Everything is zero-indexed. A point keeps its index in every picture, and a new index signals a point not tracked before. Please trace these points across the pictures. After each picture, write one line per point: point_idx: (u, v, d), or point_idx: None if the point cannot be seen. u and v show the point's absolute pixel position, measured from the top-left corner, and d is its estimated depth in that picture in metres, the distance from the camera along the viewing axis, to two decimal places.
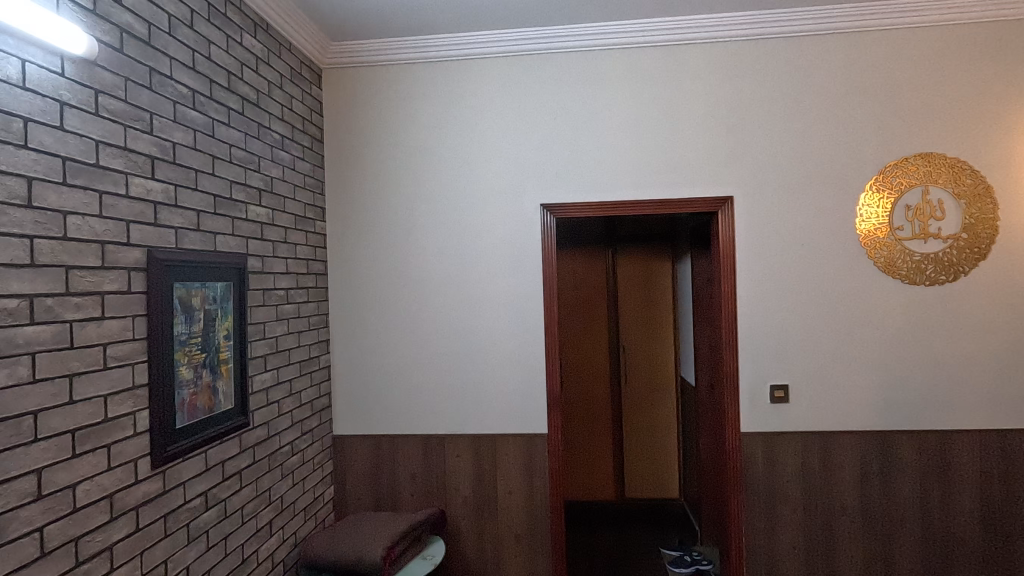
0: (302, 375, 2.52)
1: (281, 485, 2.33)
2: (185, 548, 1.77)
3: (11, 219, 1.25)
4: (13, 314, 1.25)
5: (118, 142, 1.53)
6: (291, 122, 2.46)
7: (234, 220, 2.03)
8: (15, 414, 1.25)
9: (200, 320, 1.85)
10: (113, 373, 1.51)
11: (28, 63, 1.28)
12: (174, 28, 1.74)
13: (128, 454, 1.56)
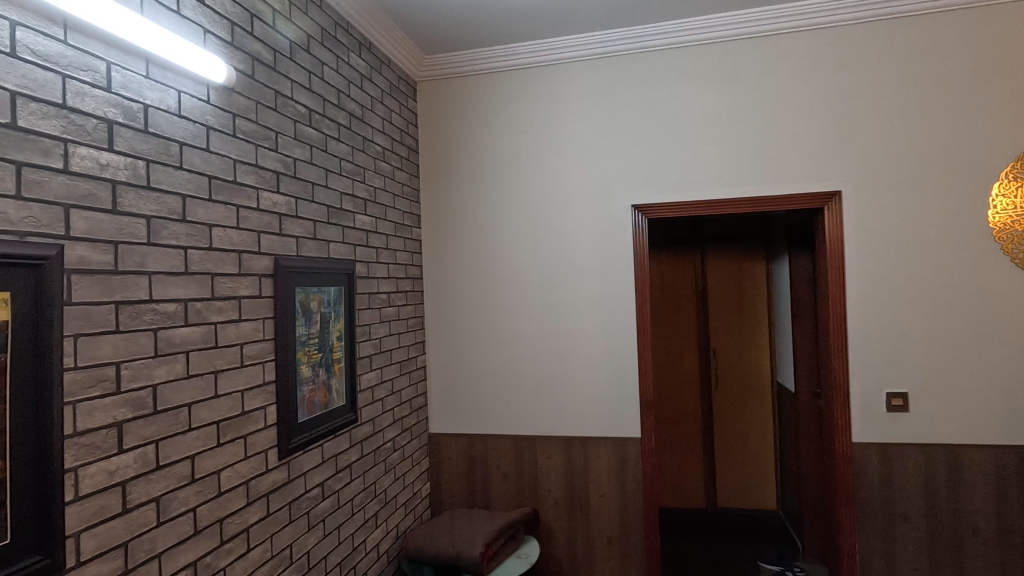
0: (401, 375, 2.64)
1: (385, 479, 2.46)
2: (306, 534, 1.91)
3: (171, 232, 1.40)
4: (172, 316, 1.40)
5: (250, 160, 1.68)
6: (390, 134, 2.59)
7: (344, 228, 2.17)
8: (173, 406, 1.40)
9: (317, 322, 1.99)
10: (248, 370, 1.66)
11: (183, 94, 1.44)
12: (294, 53, 1.89)
13: (260, 445, 1.70)
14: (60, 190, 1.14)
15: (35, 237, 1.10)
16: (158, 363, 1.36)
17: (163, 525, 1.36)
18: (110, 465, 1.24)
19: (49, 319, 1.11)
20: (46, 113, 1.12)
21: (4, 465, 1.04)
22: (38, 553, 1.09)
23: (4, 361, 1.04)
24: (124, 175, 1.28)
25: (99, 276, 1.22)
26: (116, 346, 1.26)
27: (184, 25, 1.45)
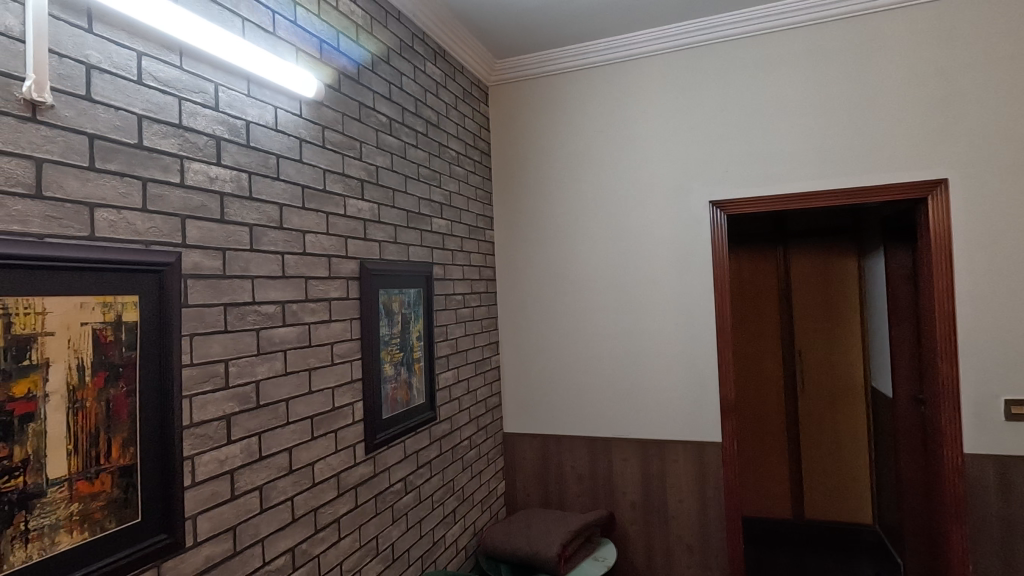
0: (477, 374, 2.69)
1: (462, 476, 2.51)
2: (390, 527, 1.98)
3: (271, 239, 1.51)
4: (271, 317, 1.51)
5: (338, 169, 1.77)
6: (464, 139, 2.64)
7: (422, 232, 2.24)
8: (273, 401, 1.50)
9: (399, 322, 2.07)
10: (338, 368, 1.75)
11: (279, 110, 1.55)
12: (375, 66, 1.97)
13: (350, 439, 1.79)
14: (177, 202, 1.26)
15: (157, 246, 1.21)
16: (260, 361, 1.46)
17: (265, 512, 1.46)
18: (221, 455, 1.34)
19: (170, 320, 1.22)
20: (166, 133, 1.24)
21: (135, 451, 1.16)
22: (162, 532, 1.20)
23: (134, 357, 1.16)
24: (230, 187, 1.39)
25: (211, 280, 1.33)
26: (225, 344, 1.36)
27: (279, 45, 1.56)
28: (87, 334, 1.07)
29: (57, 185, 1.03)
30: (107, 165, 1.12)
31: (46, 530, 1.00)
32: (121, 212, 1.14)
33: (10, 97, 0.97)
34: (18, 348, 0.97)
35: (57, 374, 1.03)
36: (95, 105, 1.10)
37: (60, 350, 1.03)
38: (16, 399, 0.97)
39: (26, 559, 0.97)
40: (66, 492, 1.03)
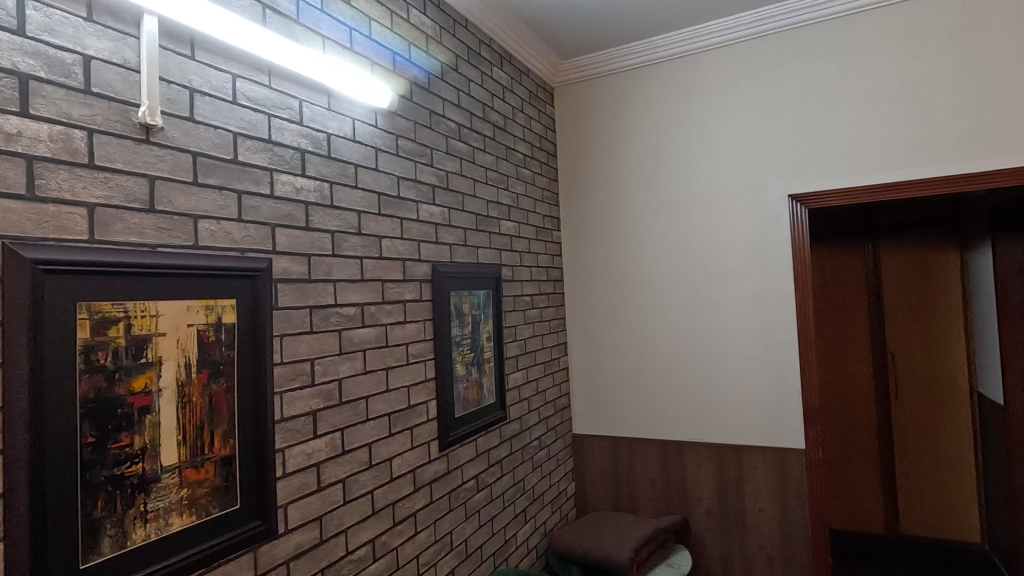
0: (546, 375, 2.70)
1: (533, 476, 2.53)
2: (464, 523, 2.03)
3: (350, 244, 1.59)
4: (352, 318, 1.58)
5: (411, 175, 1.83)
6: (530, 141, 2.66)
7: (491, 234, 2.28)
8: (354, 398, 1.58)
9: (470, 323, 2.11)
10: (413, 367, 1.81)
11: (357, 121, 1.63)
12: (445, 73, 2.03)
13: (424, 437, 1.85)
14: (268, 212, 1.35)
15: (251, 253, 1.30)
16: (342, 360, 1.54)
17: (348, 504, 1.54)
18: (308, 448, 1.43)
19: (263, 322, 1.31)
20: (257, 148, 1.33)
21: (234, 443, 1.25)
22: (258, 519, 1.29)
23: (233, 356, 1.25)
24: (314, 196, 1.48)
25: (298, 285, 1.42)
26: (310, 344, 1.45)
27: (356, 60, 1.64)
28: (193, 334, 1.17)
29: (166, 199, 1.14)
30: (208, 180, 1.22)
31: (161, 512, 1.10)
32: (220, 222, 1.24)
33: (128, 122, 1.08)
34: (136, 348, 1.08)
35: (168, 371, 1.13)
36: (198, 125, 1.20)
37: (171, 350, 1.13)
38: (136, 393, 1.07)
39: (145, 537, 1.07)
40: (177, 478, 1.14)
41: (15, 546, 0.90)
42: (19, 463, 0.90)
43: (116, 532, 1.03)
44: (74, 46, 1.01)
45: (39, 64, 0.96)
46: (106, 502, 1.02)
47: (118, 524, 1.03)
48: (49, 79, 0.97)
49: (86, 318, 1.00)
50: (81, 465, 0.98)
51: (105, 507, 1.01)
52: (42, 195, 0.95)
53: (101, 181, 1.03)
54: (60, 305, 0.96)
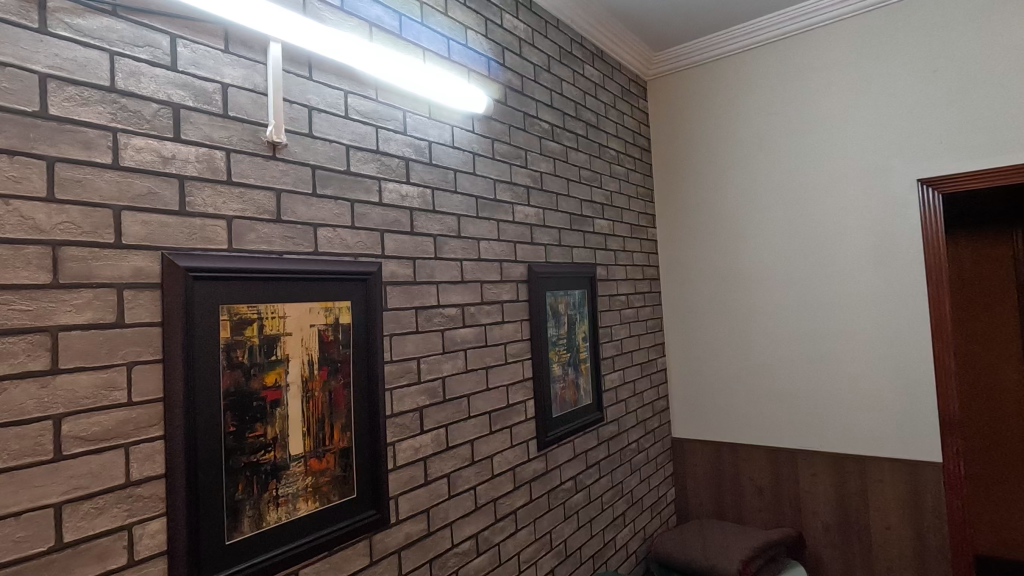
0: (643, 376, 2.63)
1: (631, 480, 2.47)
2: (563, 524, 2.02)
3: (451, 247, 1.64)
4: (453, 319, 1.64)
5: (506, 178, 1.86)
6: (624, 137, 2.62)
7: (585, 233, 2.26)
8: (457, 396, 1.63)
9: (565, 323, 2.10)
10: (512, 366, 1.84)
11: (455, 128, 1.68)
12: (538, 75, 2.04)
13: (523, 436, 1.87)
14: (377, 219, 1.43)
15: (363, 257, 1.39)
16: (445, 359, 1.60)
17: (453, 498, 1.59)
18: (416, 443, 1.49)
19: (374, 322, 1.38)
20: (367, 159, 1.42)
21: (351, 436, 1.34)
22: (372, 508, 1.37)
23: (349, 355, 1.34)
24: (417, 202, 1.54)
25: (404, 287, 1.49)
26: (416, 343, 1.51)
27: (454, 68, 1.69)
28: (314, 334, 1.27)
29: (291, 210, 1.24)
30: (325, 191, 1.31)
31: (290, 497, 1.21)
32: (336, 230, 1.33)
33: (258, 141, 1.19)
34: (268, 346, 1.18)
35: (295, 368, 1.23)
36: (315, 140, 1.30)
37: (296, 348, 1.23)
38: (268, 387, 1.18)
39: (277, 519, 1.18)
40: (303, 467, 1.24)
41: (175, 521, 1.02)
42: (177, 447, 1.02)
43: (253, 513, 1.14)
44: (214, 76, 1.12)
45: (188, 94, 1.08)
46: (245, 485, 1.13)
47: (255, 506, 1.14)
48: (195, 107, 1.09)
49: (227, 319, 1.11)
50: (225, 451, 1.10)
51: (244, 490, 1.13)
52: (191, 210, 1.07)
53: (237, 196, 1.15)
54: (207, 308, 1.08)
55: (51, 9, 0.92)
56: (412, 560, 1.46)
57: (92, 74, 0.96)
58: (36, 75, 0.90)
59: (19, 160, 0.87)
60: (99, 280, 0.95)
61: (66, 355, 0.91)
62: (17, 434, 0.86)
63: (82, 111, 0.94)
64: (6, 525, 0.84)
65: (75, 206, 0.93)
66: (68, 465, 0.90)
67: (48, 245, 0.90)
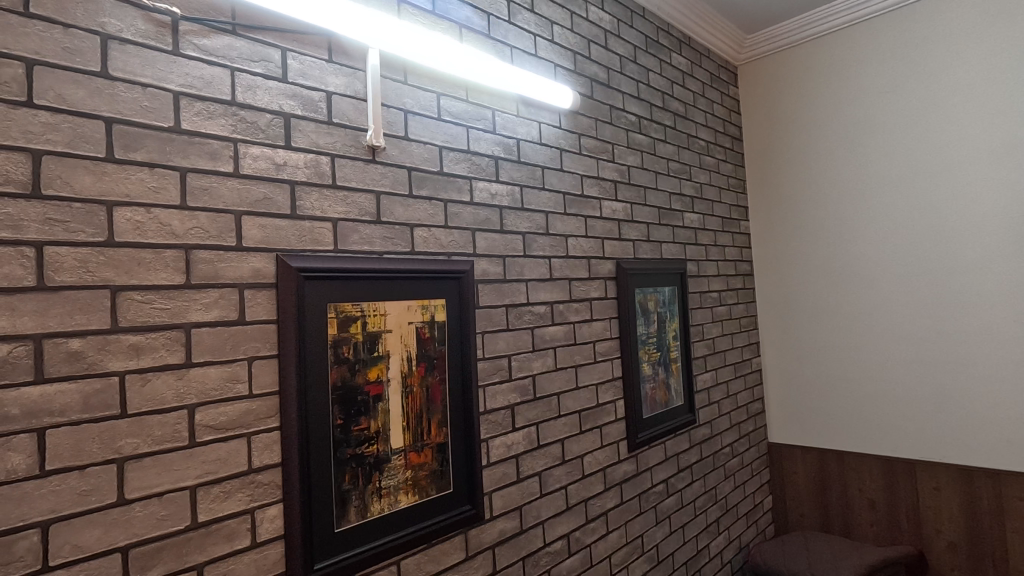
0: (736, 377, 2.50)
1: (725, 485, 2.35)
2: (654, 528, 1.96)
3: (540, 244, 1.63)
4: (543, 316, 1.62)
5: (593, 173, 1.83)
6: (714, 127, 2.50)
7: (674, 227, 2.18)
8: (547, 394, 1.62)
9: (655, 322, 2.04)
10: (601, 365, 1.81)
11: (543, 125, 1.67)
12: (624, 66, 1.99)
13: (614, 436, 1.83)
14: (469, 218, 1.45)
15: (456, 256, 1.41)
16: (535, 357, 1.59)
17: (544, 497, 1.58)
18: (508, 440, 1.50)
19: (468, 319, 1.40)
20: (458, 159, 1.44)
21: (447, 431, 1.36)
22: (467, 504, 1.39)
23: (444, 351, 1.36)
24: (507, 201, 1.55)
25: (495, 285, 1.50)
26: (507, 341, 1.52)
27: (541, 64, 1.68)
28: (412, 331, 1.30)
29: (390, 212, 1.28)
30: (420, 192, 1.34)
31: (392, 490, 1.24)
32: (430, 230, 1.36)
33: (359, 145, 1.24)
34: (371, 343, 1.23)
35: (395, 364, 1.27)
36: (410, 143, 1.33)
37: (396, 345, 1.27)
38: (371, 382, 1.22)
39: (380, 510, 1.22)
40: (404, 461, 1.27)
41: (291, 507, 1.08)
42: (292, 438, 1.08)
43: (360, 504, 1.18)
44: (320, 85, 1.18)
45: (297, 104, 1.14)
46: (352, 476, 1.17)
47: (360, 497, 1.19)
48: (304, 115, 1.15)
49: (334, 316, 1.16)
50: (333, 443, 1.15)
51: (351, 481, 1.17)
52: (301, 214, 1.13)
53: (341, 199, 1.20)
54: (316, 307, 1.13)
55: (182, 32, 1.00)
56: (505, 557, 1.46)
57: (216, 90, 1.03)
58: (170, 93, 0.98)
59: (157, 172, 0.96)
60: (224, 281, 1.02)
61: (198, 350, 0.99)
62: (159, 421, 0.94)
63: (208, 125, 1.02)
64: (151, 504, 0.92)
65: (204, 212, 1.00)
66: (200, 451, 0.98)
67: (182, 249, 0.98)
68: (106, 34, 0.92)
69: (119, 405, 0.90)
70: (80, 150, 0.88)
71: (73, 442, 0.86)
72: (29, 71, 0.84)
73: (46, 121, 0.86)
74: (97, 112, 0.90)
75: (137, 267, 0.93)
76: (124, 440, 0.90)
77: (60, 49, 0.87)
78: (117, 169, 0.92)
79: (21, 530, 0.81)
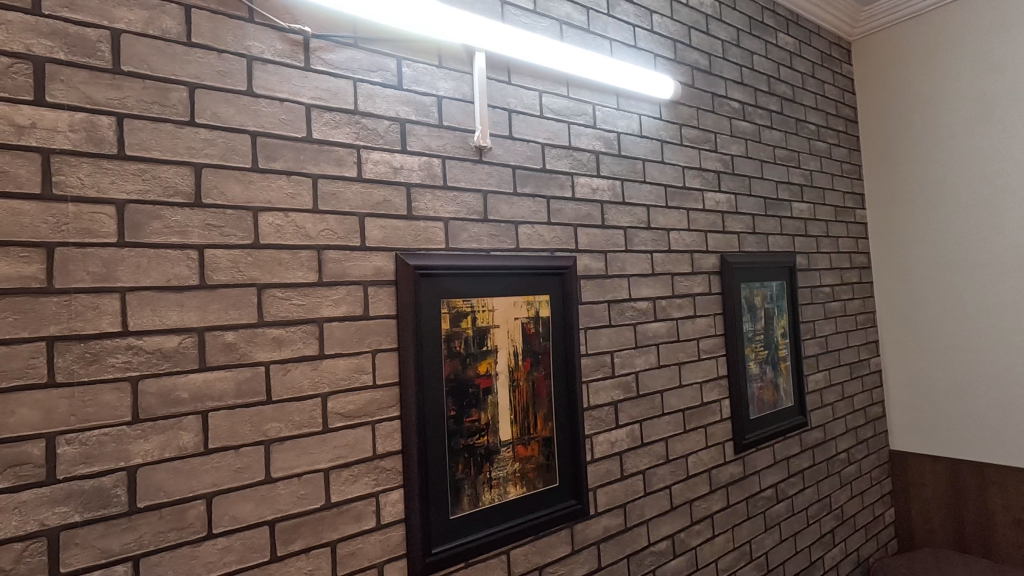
0: (852, 379, 2.32)
1: (841, 494, 2.19)
2: (764, 535, 1.86)
3: (641, 239, 1.60)
4: (645, 312, 1.60)
5: (695, 164, 1.77)
6: (825, 110, 2.32)
7: (782, 219, 2.05)
8: (650, 391, 1.59)
9: (762, 318, 1.93)
10: (705, 363, 1.75)
11: (643, 117, 1.64)
12: (726, 51, 1.90)
13: (719, 436, 1.76)
14: (571, 214, 1.45)
15: (559, 253, 1.42)
16: (638, 353, 1.57)
17: (649, 496, 1.55)
18: (612, 437, 1.49)
19: (571, 316, 1.41)
20: (560, 155, 1.44)
21: (552, 426, 1.37)
22: (573, 499, 1.39)
23: (549, 347, 1.38)
24: (608, 195, 1.53)
25: (597, 281, 1.49)
26: (610, 337, 1.51)
27: (641, 55, 1.64)
28: (519, 327, 1.33)
29: (496, 210, 1.31)
30: (524, 189, 1.36)
31: (502, 481, 1.28)
32: (534, 227, 1.38)
33: (466, 146, 1.28)
34: (480, 337, 1.26)
35: (502, 358, 1.30)
36: (515, 141, 1.36)
37: (504, 340, 1.30)
38: (481, 376, 1.26)
39: (491, 500, 1.25)
40: (512, 453, 1.30)
41: (411, 492, 1.13)
42: (411, 427, 1.14)
43: (472, 493, 1.23)
44: (431, 90, 1.23)
45: (411, 110, 1.20)
46: (464, 466, 1.22)
47: (472, 486, 1.23)
48: (418, 121, 1.21)
49: (446, 312, 1.21)
50: (447, 433, 1.20)
51: (463, 470, 1.22)
52: (416, 214, 1.19)
53: (451, 199, 1.24)
54: (430, 302, 1.19)
55: (313, 48, 1.08)
56: (610, 553, 1.46)
57: (341, 100, 1.11)
58: (303, 106, 1.06)
59: (294, 179, 1.04)
60: (351, 279, 1.10)
61: (329, 343, 1.07)
62: (298, 408, 1.02)
63: (334, 133, 1.10)
64: (292, 483, 1.01)
65: (332, 215, 1.08)
66: (332, 437, 1.06)
67: (315, 249, 1.06)
68: (251, 55, 1.01)
69: (265, 392, 0.99)
70: (232, 162, 0.98)
71: (229, 424, 0.96)
72: (191, 94, 0.95)
73: (204, 137, 0.96)
74: (244, 127, 1.00)
75: (277, 267, 1.02)
76: (269, 424, 0.99)
77: (214, 73, 0.97)
78: (260, 177, 1.01)
79: (190, 500, 0.91)
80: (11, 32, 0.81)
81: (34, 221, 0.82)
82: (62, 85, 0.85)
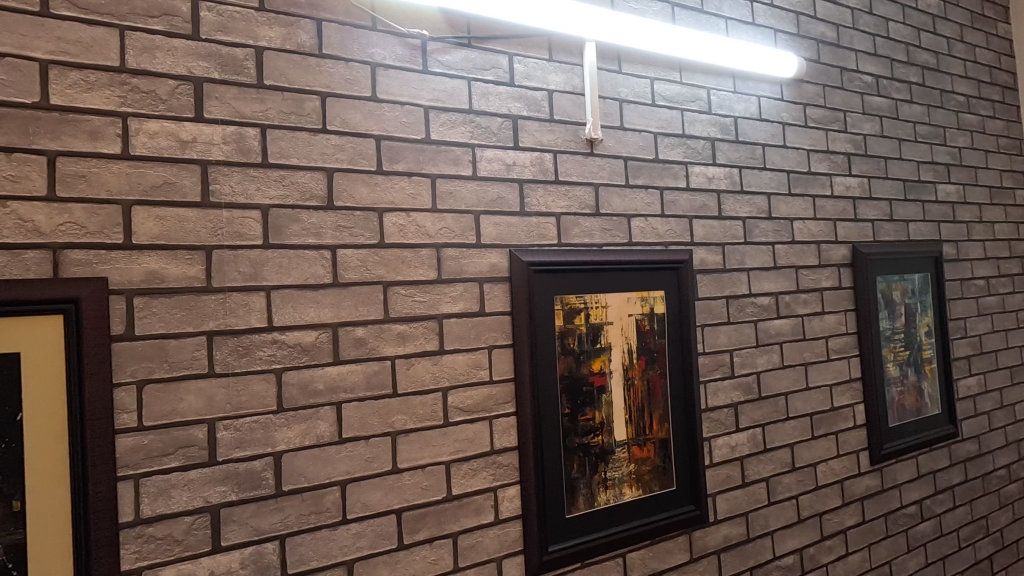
0: (1013, 384, 2.02)
1: (1000, 515, 1.92)
2: (906, 556, 1.67)
3: (762, 230, 1.49)
4: (767, 309, 1.48)
5: (822, 146, 1.62)
6: (976, 77, 2.04)
7: (924, 203, 1.83)
8: (774, 394, 1.48)
9: (902, 314, 1.73)
10: (836, 364, 1.60)
11: (762, 98, 1.52)
12: (856, 20, 1.72)
13: (853, 445, 1.60)
14: (686, 205, 1.38)
15: (674, 246, 1.35)
16: (760, 352, 1.46)
17: (773, 506, 1.45)
18: (732, 441, 1.40)
19: (688, 312, 1.34)
20: (674, 144, 1.38)
21: (669, 427, 1.32)
22: (691, 504, 1.33)
23: (664, 345, 1.32)
24: (725, 184, 1.44)
25: (714, 276, 1.40)
26: (729, 335, 1.42)
27: (760, 32, 1.53)
28: (633, 324, 1.28)
29: (608, 204, 1.28)
30: (637, 180, 1.32)
31: (617, 481, 1.24)
32: (647, 220, 1.32)
33: (578, 140, 1.25)
34: (594, 335, 1.24)
35: (617, 356, 1.26)
36: (626, 132, 1.31)
37: (618, 337, 1.26)
38: (595, 374, 1.23)
39: (607, 501, 1.22)
40: (628, 454, 1.26)
41: (527, 489, 1.13)
42: (527, 425, 1.14)
43: (587, 492, 1.20)
44: (542, 85, 1.22)
45: (523, 106, 1.20)
46: (580, 465, 1.20)
47: (588, 486, 1.21)
48: (530, 116, 1.20)
49: (560, 309, 1.20)
50: (562, 431, 1.18)
51: (579, 469, 1.20)
52: (529, 211, 1.18)
53: (563, 194, 1.22)
54: (544, 299, 1.18)
55: (430, 51, 1.11)
56: (731, 564, 1.37)
57: (457, 100, 1.13)
58: (421, 108, 1.09)
59: (414, 179, 1.08)
60: (467, 276, 1.11)
61: (448, 338, 1.09)
62: (421, 402, 1.06)
63: (451, 134, 1.12)
64: (417, 474, 1.04)
65: (450, 213, 1.10)
66: (453, 430, 1.08)
67: (434, 248, 1.09)
68: (374, 62, 1.05)
69: (391, 385, 1.03)
70: (360, 165, 1.03)
71: (359, 415, 1.00)
72: (323, 102, 1.01)
73: (335, 143, 1.01)
74: (370, 132, 1.04)
75: (401, 265, 1.05)
76: (396, 416, 1.03)
77: (342, 81, 1.02)
78: (384, 179, 1.05)
79: (328, 486, 0.97)
80: (177, 57, 0.90)
81: (195, 227, 0.90)
82: (217, 102, 0.93)
